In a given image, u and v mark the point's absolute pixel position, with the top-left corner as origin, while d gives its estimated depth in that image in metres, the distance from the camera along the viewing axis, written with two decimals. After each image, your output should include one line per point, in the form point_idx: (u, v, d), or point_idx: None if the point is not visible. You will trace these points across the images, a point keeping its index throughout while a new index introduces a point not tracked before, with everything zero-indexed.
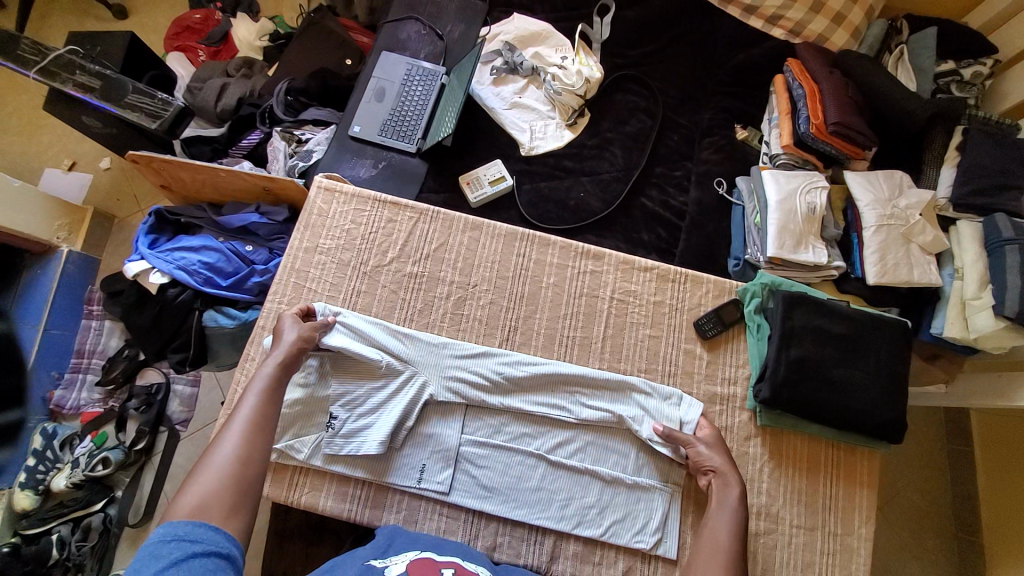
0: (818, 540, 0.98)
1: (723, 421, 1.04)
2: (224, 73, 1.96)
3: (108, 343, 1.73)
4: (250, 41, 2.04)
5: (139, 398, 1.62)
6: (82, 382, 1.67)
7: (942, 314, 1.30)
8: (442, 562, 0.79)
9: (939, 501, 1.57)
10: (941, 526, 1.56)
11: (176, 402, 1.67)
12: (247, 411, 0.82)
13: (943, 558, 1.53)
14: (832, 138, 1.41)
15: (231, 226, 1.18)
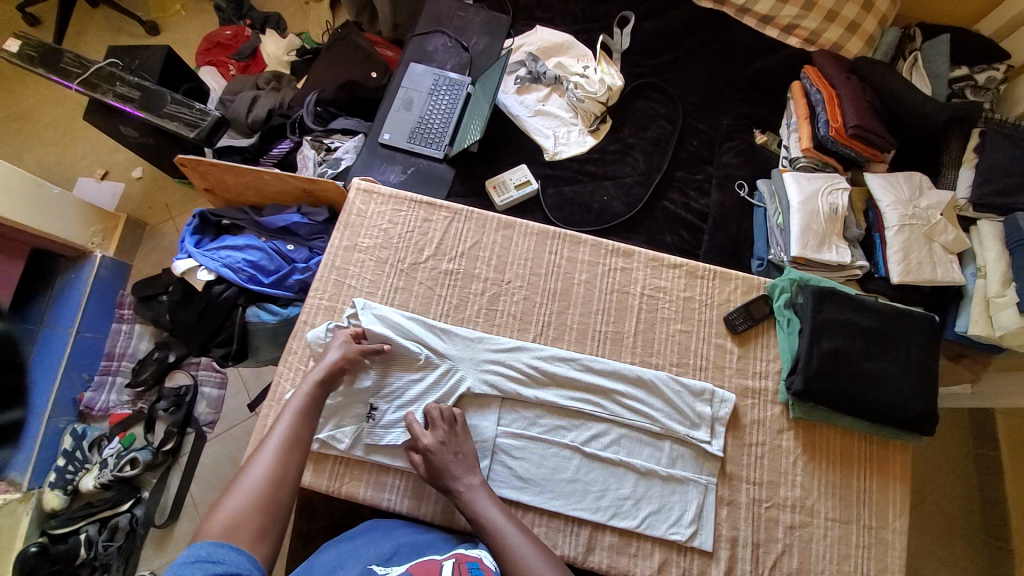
0: (853, 534, 0.99)
1: (755, 415, 1.05)
2: (254, 86, 2.02)
3: (138, 346, 1.75)
4: (278, 56, 2.12)
5: (168, 400, 1.63)
6: (112, 384, 1.69)
7: (965, 312, 1.30)
8: (443, 558, 0.80)
9: (967, 506, 1.56)
10: (970, 531, 1.53)
11: (202, 404, 1.69)
12: (282, 433, 0.86)
13: (972, 566, 1.50)
14: (852, 141, 1.45)
15: (273, 227, 1.23)
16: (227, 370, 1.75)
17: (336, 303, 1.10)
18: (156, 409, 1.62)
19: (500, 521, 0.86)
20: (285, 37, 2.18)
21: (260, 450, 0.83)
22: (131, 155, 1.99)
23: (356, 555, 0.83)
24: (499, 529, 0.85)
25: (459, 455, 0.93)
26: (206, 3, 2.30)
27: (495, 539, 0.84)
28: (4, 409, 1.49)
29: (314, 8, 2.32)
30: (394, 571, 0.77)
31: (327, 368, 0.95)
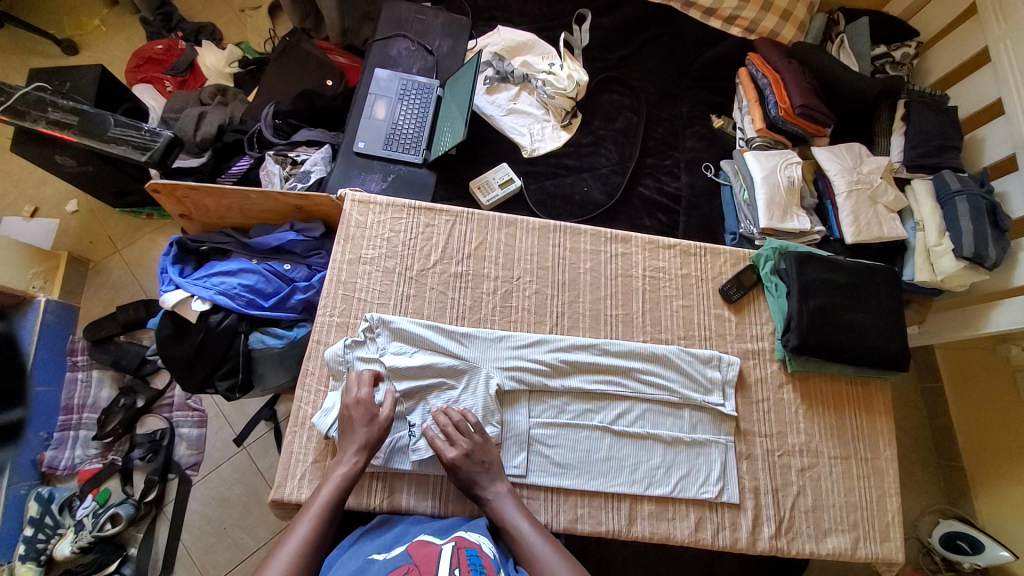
0: (854, 467, 1.11)
1: (759, 372, 1.15)
2: (197, 102, 1.87)
3: (98, 395, 1.56)
4: (220, 68, 1.99)
5: (143, 446, 1.48)
6: (74, 440, 1.51)
7: (910, 262, 1.49)
8: (442, 540, 0.85)
9: (920, 435, 1.79)
10: (926, 454, 1.76)
11: (182, 445, 1.52)
12: (312, 515, 0.87)
13: (930, 485, 1.73)
14: (799, 119, 1.59)
15: (265, 247, 1.19)
16: (204, 407, 1.58)
17: (348, 318, 1.08)
18: (131, 459, 1.46)
19: (524, 530, 0.90)
20: (224, 48, 2.04)
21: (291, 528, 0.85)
22: (63, 187, 1.77)
23: (360, 551, 0.86)
24: (523, 538, 0.89)
25: (480, 473, 0.95)
26: (129, 15, 2.10)
27: (521, 548, 0.88)
28: (3, 408, 1.41)
29: (250, 15, 2.16)
30: (395, 550, 0.83)
31: (365, 441, 0.93)
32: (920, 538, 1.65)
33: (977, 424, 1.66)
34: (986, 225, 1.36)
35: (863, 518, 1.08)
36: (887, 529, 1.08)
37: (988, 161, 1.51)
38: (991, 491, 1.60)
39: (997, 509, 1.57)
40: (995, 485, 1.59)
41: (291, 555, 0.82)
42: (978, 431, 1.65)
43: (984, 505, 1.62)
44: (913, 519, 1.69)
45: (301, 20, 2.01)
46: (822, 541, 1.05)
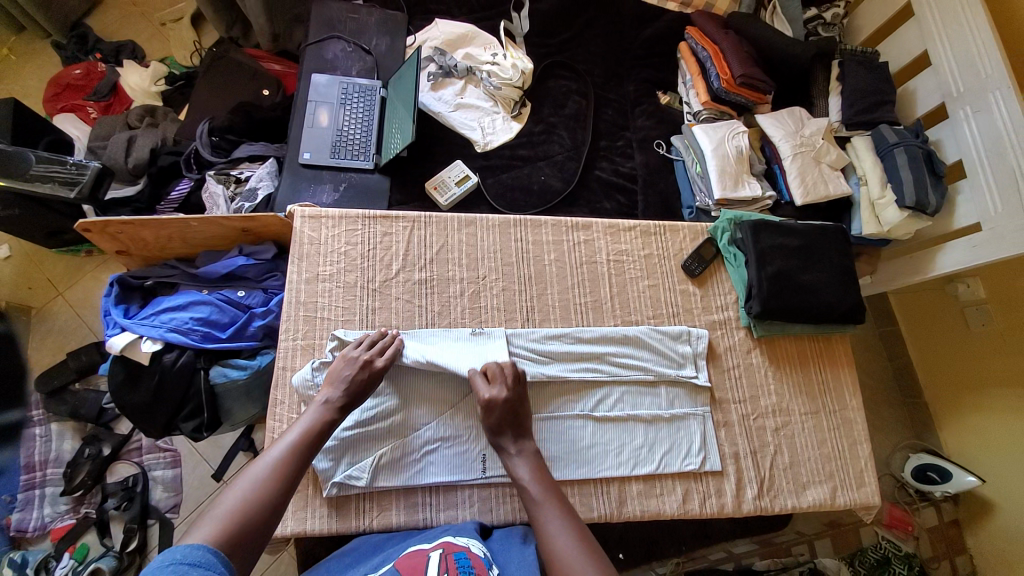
0: (824, 419, 1.16)
1: (727, 342, 1.18)
2: (126, 126, 1.75)
3: (60, 448, 1.45)
4: (146, 88, 1.86)
5: (117, 495, 1.40)
6: (40, 498, 1.40)
7: (857, 217, 1.56)
8: (431, 547, 0.85)
9: (885, 376, 1.89)
10: (891, 394, 1.87)
11: (158, 488, 1.45)
12: (280, 451, 0.83)
13: (898, 424, 1.84)
14: (741, 88, 1.61)
15: (215, 275, 1.14)
16: (177, 445, 1.51)
17: (312, 339, 1.04)
18: (105, 510, 1.39)
19: (541, 494, 0.90)
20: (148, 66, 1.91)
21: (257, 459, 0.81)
22: None
23: None
24: (540, 501, 0.89)
25: (516, 419, 0.97)
26: (41, 40, 1.94)
27: (538, 509, 0.88)
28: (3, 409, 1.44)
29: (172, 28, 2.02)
30: (384, 566, 0.81)
31: (348, 393, 0.92)
32: (893, 474, 1.76)
33: (935, 362, 1.77)
34: (924, 173, 1.43)
35: (838, 468, 1.13)
36: (861, 474, 1.14)
37: (920, 113, 1.58)
38: (954, 422, 1.72)
39: (960, 438, 1.70)
40: (956, 416, 1.71)
41: (255, 485, 0.77)
42: (935, 367, 1.77)
43: (948, 435, 1.74)
44: (885, 457, 1.80)
45: (227, 29, 1.90)
46: (802, 494, 1.10)
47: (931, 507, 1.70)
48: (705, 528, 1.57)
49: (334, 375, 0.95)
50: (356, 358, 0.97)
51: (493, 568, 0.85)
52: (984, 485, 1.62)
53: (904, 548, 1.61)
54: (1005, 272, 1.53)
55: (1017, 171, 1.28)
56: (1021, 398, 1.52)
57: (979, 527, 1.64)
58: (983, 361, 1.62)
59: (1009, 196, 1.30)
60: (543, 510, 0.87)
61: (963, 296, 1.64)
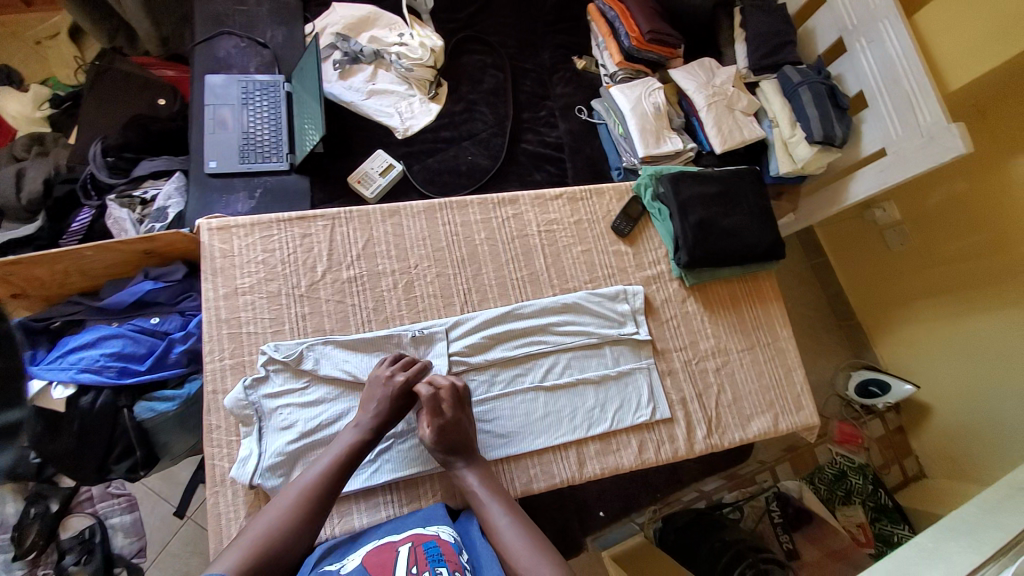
0: (759, 353, 1.23)
1: (662, 294, 1.22)
2: (11, 158, 1.60)
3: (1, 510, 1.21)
4: (28, 114, 1.70)
5: (74, 550, 1.25)
6: None
7: (775, 158, 1.63)
8: (399, 541, 0.83)
9: (822, 305, 2.03)
10: (829, 320, 2.01)
11: (118, 535, 1.31)
12: (311, 479, 0.86)
13: (838, 346, 1.99)
14: (652, 45, 1.63)
15: (122, 305, 1.05)
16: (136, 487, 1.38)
17: (240, 358, 0.99)
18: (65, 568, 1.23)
19: (485, 493, 0.93)
20: (27, 90, 1.74)
21: (287, 488, 0.85)
22: None
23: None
24: (485, 500, 0.92)
25: (465, 443, 0.95)
26: None
27: (483, 506, 0.92)
28: None
29: (49, 46, 1.85)
30: (350, 563, 0.80)
31: (380, 416, 0.93)
32: (838, 394, 1.90)
33: (864, 285, 1.90)
34: (828, 107, 1.50)
35: (777, 396, 1.20)
36: (798, 398, 1.22)
37: (821, 50, 1.65)
38: (887, 336, 1.87)
39: (894, 349, 1.85)
40: (888, 332, 1.86)
41: (280, 516, 0.81)
42: (863, 288, 1.91)
43: (883, 348, 1.89)
44: (830, 379, 1.94)
45: (110, 40, 1.75)
46: (748, 426, 1.17)
47: (877, 420, 1.83)
48: (676, 473, 1.75)
49: (365, 395, 0.95)
50: (383, 375, 0.97)
51: (463, 552, 0.85)
52: (920, 391, 1.78)
53: (857, 460, 1.74)
54: (915, 192, 1.67)
55: (911, 94, 1.37)
56: (942, 303, 1.67)
57: (919, 430, 1.81)
58: (904, 277, 1.77)
59: (907, 118, 1.38)
60: (488, 506, 0.91)
61: (881, 220, 1.77)
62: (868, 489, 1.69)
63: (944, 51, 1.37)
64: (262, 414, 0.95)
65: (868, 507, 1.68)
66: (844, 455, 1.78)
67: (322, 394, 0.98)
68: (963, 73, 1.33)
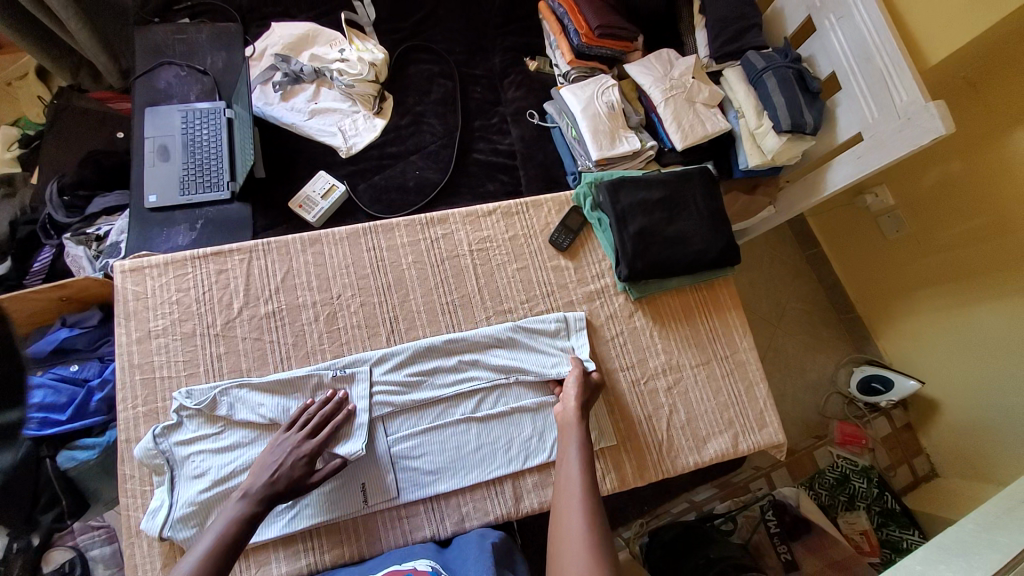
0: (716, 367, 1.14)
1: (607, 310, 1.14)
2: None
3: None
4: None
5: None
6: None
7: (741, 150, 1.51)
8: None
9: (819, 300, 1.88)
10: (827, 314, 1.87)
11: (98, 568, 1.13)
12: (200, 551, 0.77)
13: (838, 341, 1.84)
14: (602, 40, 1.53)
15: (42, 354, 1.07)
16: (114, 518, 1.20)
17: (155, 404, 0.96)
18: None
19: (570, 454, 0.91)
20: None
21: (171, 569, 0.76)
22: None
23: None
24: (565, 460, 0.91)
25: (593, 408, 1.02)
26: None
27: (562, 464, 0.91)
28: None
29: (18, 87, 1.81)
30: None
31: (277, 482, 0.86)
32: (841, 393, 1.77)
33: (863, 275, 1.76)
34: (796, 93, 1.37)
35: (737, 414, 1.12)
36: (761, 414, 1.12)
37: (789, 31, 1.53)
38: (889, 328, 1.72)
39: (897, 343, 1.70)
40: (890, 323, 1.72)
41: None
42: (862, 280, 1.76)
43: (885, 342, 1.75)
44: (832, 375, 1.80)
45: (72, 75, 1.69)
46: (704, 449, 1.08)
47: (882, 417, 1.70)
48: (664, 484, 1.60)
49: (263, 460, 0.88)
50: (289, 440, 0.91)
51: None
52: (925, 386, 1.64)
53: (860, 463, 1.62)
54: (907, 172, 1.53)
55: (885, 73, 1.22)
56: (947, 294, 1.53)
57: (929, 426, 1.67)
58: (905, 265, 1.62)
59: (880, 97, 1.24)
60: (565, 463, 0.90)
61: (874, 207, 1.63)
62: (873, 493, 1.56)
63: (922, 21, 1.21)
64: (175, 462, 0.91)
65: (874, 512, 1.55)
66: (845, 458, 1.64)
67: (236, 439, 0.94)
68: (943, 47, 1.18)
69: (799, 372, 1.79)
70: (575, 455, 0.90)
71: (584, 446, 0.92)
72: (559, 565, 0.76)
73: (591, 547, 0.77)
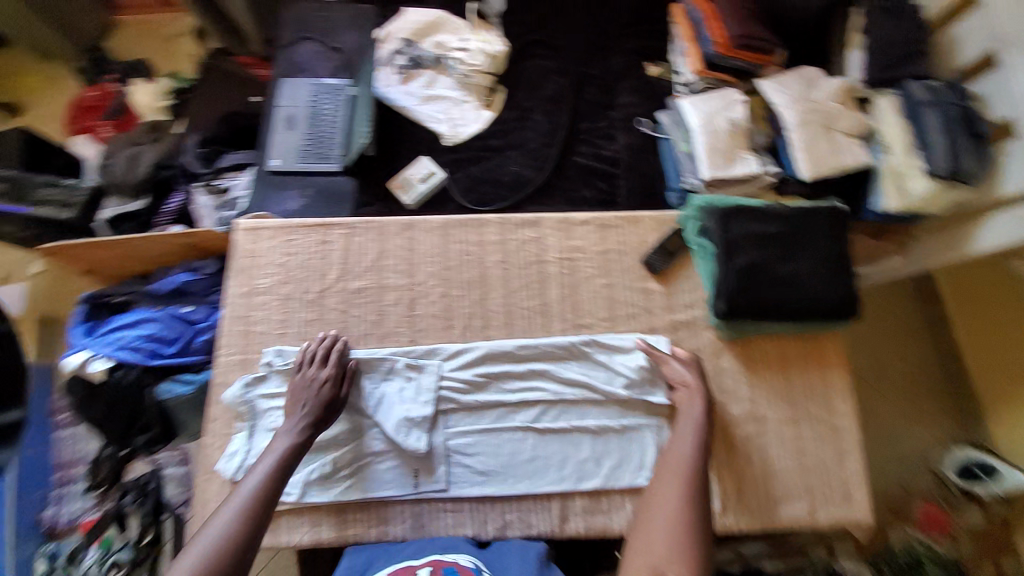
0: (806, 431, 1.01)
1: (693, 344, 1.05)
2: (129, 142, 1.68)
3: (86, 447, 1.37)
4: (152, 104, 1.82)
5: (132, 491, 1.22)
6: (72, 493, 1.33)
7: (878, 191, 1.31)
8: (420, 564, 0.82)
9: (927, 367, 1.57)
10: (935, 384, 1.56)
11: (170, 485, 1.30)
12: (255, 484, 0.83)
13: (945, 419, 1.52)
14: (739, 52, 1.45)
15: (163, 292, 1.21)
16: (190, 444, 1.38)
17: (249, 354, 1.05)
18: (121, 505, 1.20)
19: (687, 425, 0.91)
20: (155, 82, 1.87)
21: (227, 503, 0.80)
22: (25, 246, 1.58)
23: None
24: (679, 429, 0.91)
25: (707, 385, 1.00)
26: (60, 65, 1.89)
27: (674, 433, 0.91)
28: None
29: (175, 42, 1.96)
30: None
31: (308, 415, 0.92)
32: (933, 475, 1.47)
33: (986, 345, 1.43)
34: (959, 135, 1.18)
35: (819, 483, 0.98)
36: (850, 494, 0.98)
37: (963, 65, 1.29)
38: (1012, 414, 1.38)
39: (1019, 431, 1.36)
40: (1010, 408, 1.39)
41: (230, 522, 0.77)
42: (982, 350, 1.44)
43: (1004, 430, 1.41)
44: (927, 453, 1.50)
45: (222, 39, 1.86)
46: (777, 516, 0.97)
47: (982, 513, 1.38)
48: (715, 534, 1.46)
49: (295, 400, 0.94)
50: (309, 376, 0.96)
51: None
52: None
53: (942, 554, 1.32)
54: None
55: None
56: None
57: None
58: None
59: None
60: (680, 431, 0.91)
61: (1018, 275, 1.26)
62: None
63: None
64: (257, 412, 1.00)
65: None
66: (924, 542, 1.35)
67: None
68: None
69: (882, 441, 1.52)
70: (693, 434, 0.89)
71: (702, 423, 0.91)
72: (643, 533, 0.77)
73: (682, 530, 0.76)
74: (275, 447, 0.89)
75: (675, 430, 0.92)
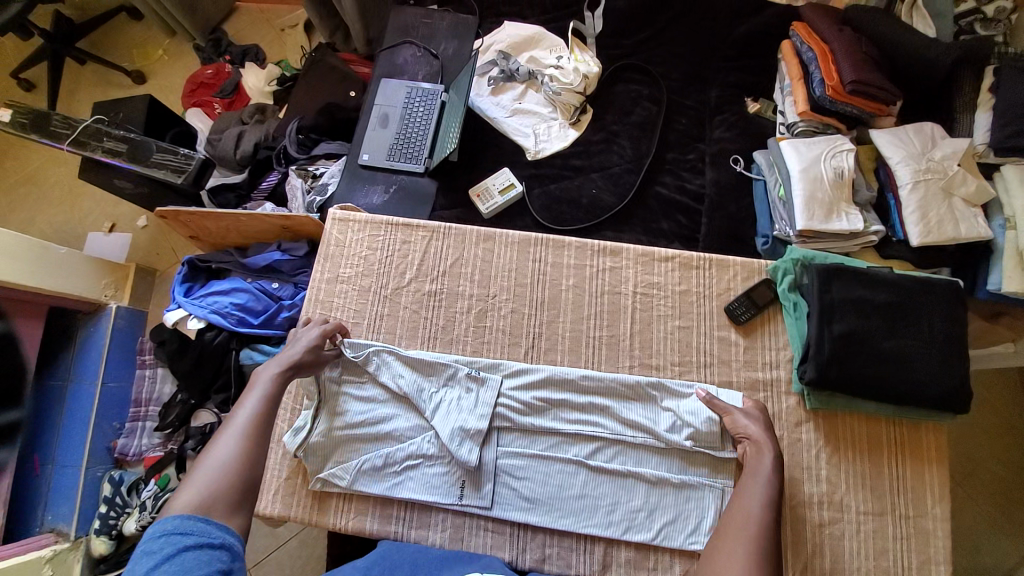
0: (890, 526, 0.91)
1: (770, 407, 0.98)
2: (238, 121, 1.83)
3: (163, 389, 1.49)
4: (260, 87, 1.94)
5: (195, 438, 1.35)
6: (143, 429, 1.43)
7: (998, 269, 1.18)
8: None
9: (1020, 468, 1.33)
10: None
11: None
12: (247, 412, 0.79)
13: None
14: (852, 98, 1.33)
15: (256, 267, 1.29)
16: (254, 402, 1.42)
17: None
18: (185, 449, 1.34)
19: (758, 479, 0.84)
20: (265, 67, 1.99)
21: (222, 431, 0.76)
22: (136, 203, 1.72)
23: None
24: (746, 482, 0.84)
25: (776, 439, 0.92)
26: (188, 43, 2.07)
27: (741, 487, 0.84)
28: None
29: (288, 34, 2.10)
30: None
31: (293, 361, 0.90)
32: None
33: None
34: None
35: None
36: None
37: None
38: None
39: None
40: None
41: (236, 446, 0.74)
42: None
43: None
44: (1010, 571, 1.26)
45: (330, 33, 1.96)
46: None
47: None
48: None
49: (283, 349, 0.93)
50: (305, 333, 0.96)
51: None
52: None
53: None
54: None
55: None
56: None
57: None
58: None
59: None
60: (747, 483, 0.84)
61: None
62: None
63: None
64: (325, 394, 1.01)
65: None
66: None
67: (372, 394, 1.02)
68: None
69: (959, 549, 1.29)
70: (763, 487, 0.82)
71: (774, 476, 0.84)
72: None
73: None
74: (263, 379, 0.85)
75: (742, 484, 0.84)
